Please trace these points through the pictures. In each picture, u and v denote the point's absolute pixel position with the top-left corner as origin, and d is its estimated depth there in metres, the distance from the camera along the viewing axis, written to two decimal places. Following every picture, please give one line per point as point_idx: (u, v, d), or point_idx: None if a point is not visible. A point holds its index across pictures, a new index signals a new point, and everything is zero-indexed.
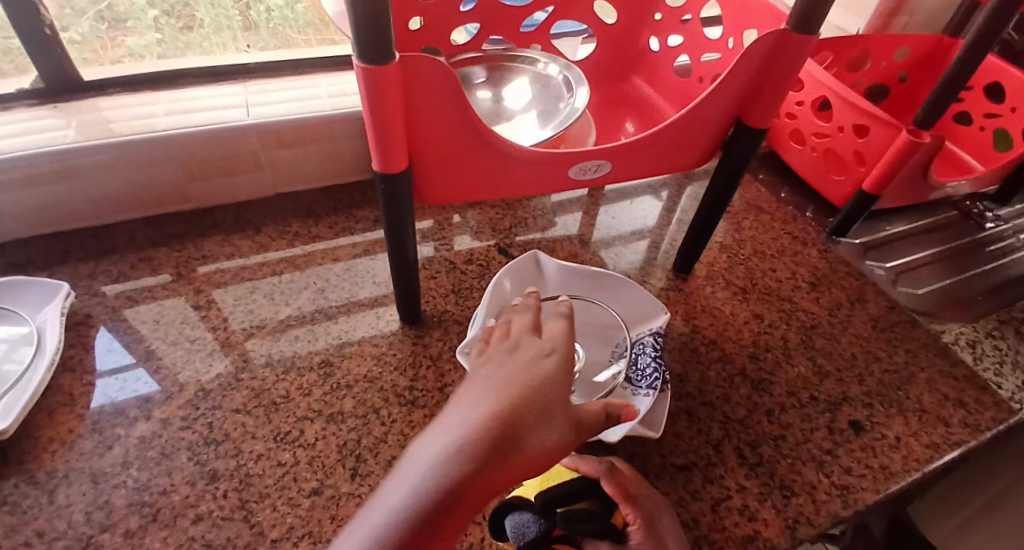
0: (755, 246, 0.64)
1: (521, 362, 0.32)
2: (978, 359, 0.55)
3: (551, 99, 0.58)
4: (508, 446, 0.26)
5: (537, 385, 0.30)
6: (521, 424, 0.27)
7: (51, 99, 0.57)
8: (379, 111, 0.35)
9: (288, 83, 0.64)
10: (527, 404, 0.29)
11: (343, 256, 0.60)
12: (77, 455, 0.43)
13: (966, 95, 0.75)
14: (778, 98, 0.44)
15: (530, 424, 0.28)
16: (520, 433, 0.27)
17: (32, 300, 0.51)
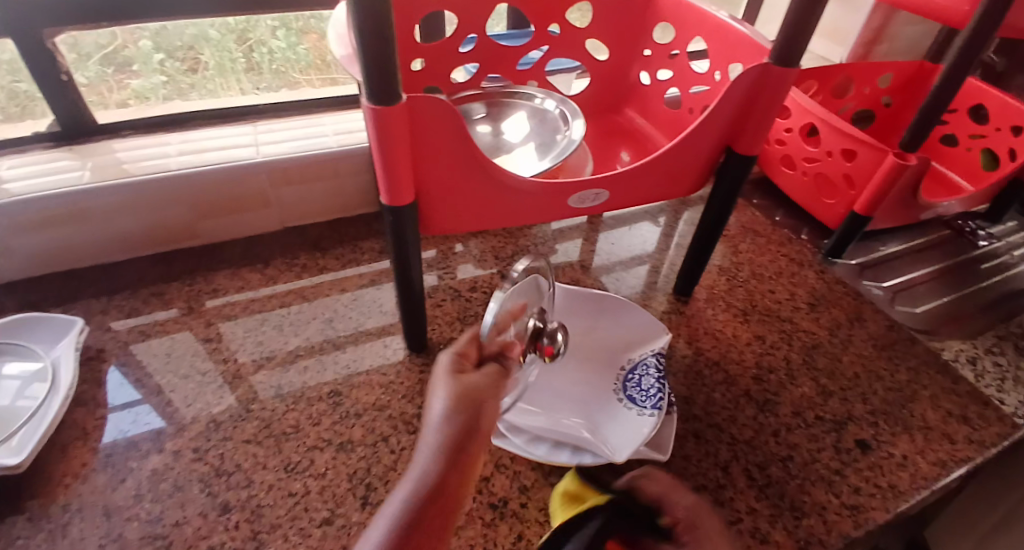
0: (754, 269, 0.65)
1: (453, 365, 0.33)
2: (979, 376, 0.55)
3: (548, 131, 0.60)
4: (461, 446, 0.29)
5: (473, 390, 0.32)
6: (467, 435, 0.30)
7: (67, 143, 0.60)
8: (387, 147, 0.37)
9: (294, 123, 0.67)
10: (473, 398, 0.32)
11: (350, 287, 0.62)
12: (91, 489, 0.43)
13: (950, 117, 0.77)
14: (766, 126, 0.46)
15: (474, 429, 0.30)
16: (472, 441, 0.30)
17: (47, 336, 0.52)
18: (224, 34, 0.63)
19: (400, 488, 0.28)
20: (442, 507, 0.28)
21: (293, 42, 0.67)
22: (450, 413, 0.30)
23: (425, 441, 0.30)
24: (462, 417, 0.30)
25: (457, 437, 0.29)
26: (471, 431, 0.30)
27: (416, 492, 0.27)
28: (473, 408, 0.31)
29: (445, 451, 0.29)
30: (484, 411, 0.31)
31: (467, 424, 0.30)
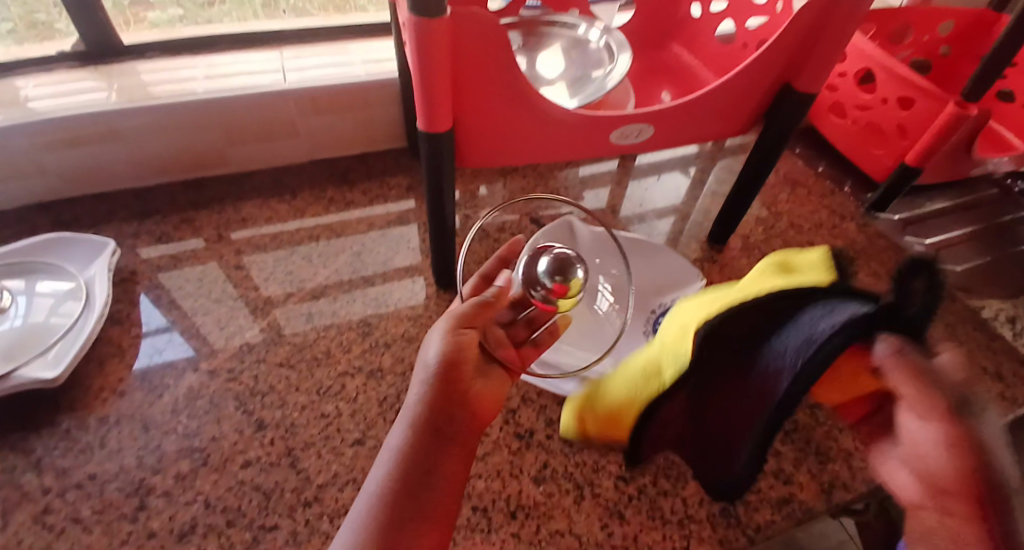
0: (791, 220, 0.64)
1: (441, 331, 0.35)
2: (1017, 335, 0.54)
3: (590, 64, 0.57)
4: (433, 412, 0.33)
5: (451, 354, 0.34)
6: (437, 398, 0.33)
7: (94, 63, 0.58)
8: (428, 65, 0.35)
9: (321, 51, 0.64)
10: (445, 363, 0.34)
11: (377, 222, 0.61)
12: (129, 403, 0.44)
13: (1010, 72, 0.72)
14: (828, 62, 0.43)
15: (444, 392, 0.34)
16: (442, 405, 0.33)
17: (80, 256, 0.52)
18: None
19: (401, 418, 0.33)
20: (439, 427, 0.33)
21: None
22: (442, 347, 0.34)
23: (418, 374, 0.35)
24: (450, 348, 0.34)
25: (440, 371, 0.34)
26: (458, 357, 0.34)
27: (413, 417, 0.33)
28: (462, 338, 0.35)
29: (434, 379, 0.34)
30: (455, 371, 0.34)
31: (455, 352, 0.34)
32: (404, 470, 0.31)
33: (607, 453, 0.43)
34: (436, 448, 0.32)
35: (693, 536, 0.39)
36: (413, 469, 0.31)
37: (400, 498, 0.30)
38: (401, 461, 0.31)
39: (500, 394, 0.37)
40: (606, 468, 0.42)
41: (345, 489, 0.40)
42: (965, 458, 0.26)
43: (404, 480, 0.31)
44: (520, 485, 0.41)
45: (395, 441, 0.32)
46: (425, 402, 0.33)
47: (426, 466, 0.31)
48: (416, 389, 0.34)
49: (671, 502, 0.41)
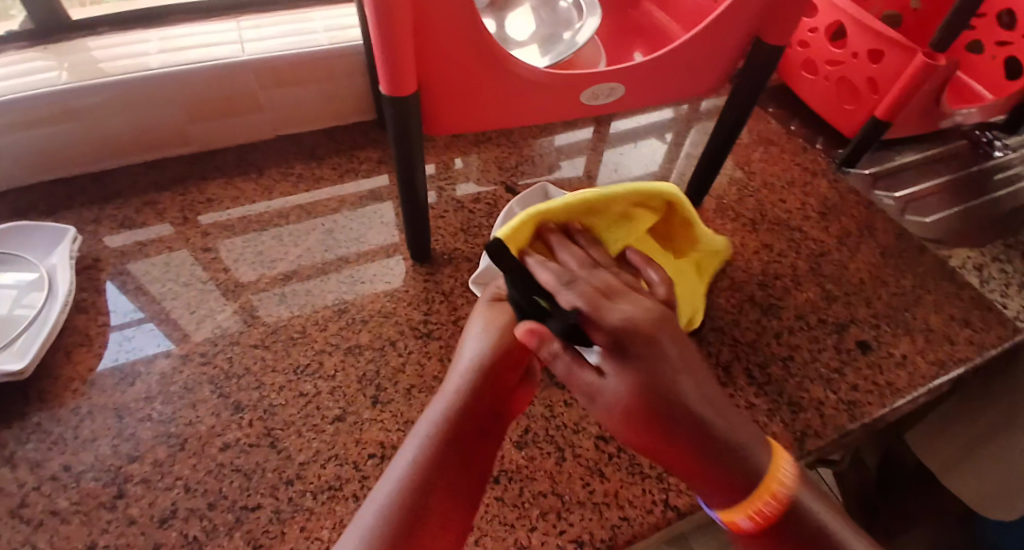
0: (765, 179, 0.64)
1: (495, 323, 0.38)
2: (984, 282, 0.55)
3: (560, 24, 0.56)
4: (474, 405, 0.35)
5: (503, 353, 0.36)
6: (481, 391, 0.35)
7: (42, 42, 0.55)
8: (387, 24, 0.33)
9: (280, 19, 0.61)
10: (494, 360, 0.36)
11: (349, 198, 0.59)
12: (100, 392, 0.43)
13: (977, 22, 0.71)
14: (800, 10, 0.42)
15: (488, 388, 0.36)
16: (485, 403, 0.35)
17: (38, 244, 0.50)
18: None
19: (444, 397, 0.35)
20: (481, 417, 0.34)
21: None
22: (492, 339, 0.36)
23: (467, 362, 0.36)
24: (504, 342, 0.36)
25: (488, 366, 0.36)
26: (508, 356, 0.36)
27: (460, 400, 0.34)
28: (514, 332, 0.37)
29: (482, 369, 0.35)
30: (504, 372, 0.36)
31: (507, 348, 0.36)
32: (440, 448, 0.32)
33: (586, 416, 0.43)
34: (469, 437, 0.34)
35: (673, 489, 0.40)
36: (448, 449, 0.32)
37: (432, 470, 0.32)
38: (441, 436, 0.33)
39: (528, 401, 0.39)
40: (586, 430, 0.43)
41: (327, 465, 0.40)
42: (652, 402, 0.29)
43: (438, 454, 0.32)
44: (501, 451, 0.41)
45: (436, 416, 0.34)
46: (472, 389, 0.35)
47: (460, 449, 0.33)
48: (461, 373, 0.36)
49: (650, 459, 0.41)
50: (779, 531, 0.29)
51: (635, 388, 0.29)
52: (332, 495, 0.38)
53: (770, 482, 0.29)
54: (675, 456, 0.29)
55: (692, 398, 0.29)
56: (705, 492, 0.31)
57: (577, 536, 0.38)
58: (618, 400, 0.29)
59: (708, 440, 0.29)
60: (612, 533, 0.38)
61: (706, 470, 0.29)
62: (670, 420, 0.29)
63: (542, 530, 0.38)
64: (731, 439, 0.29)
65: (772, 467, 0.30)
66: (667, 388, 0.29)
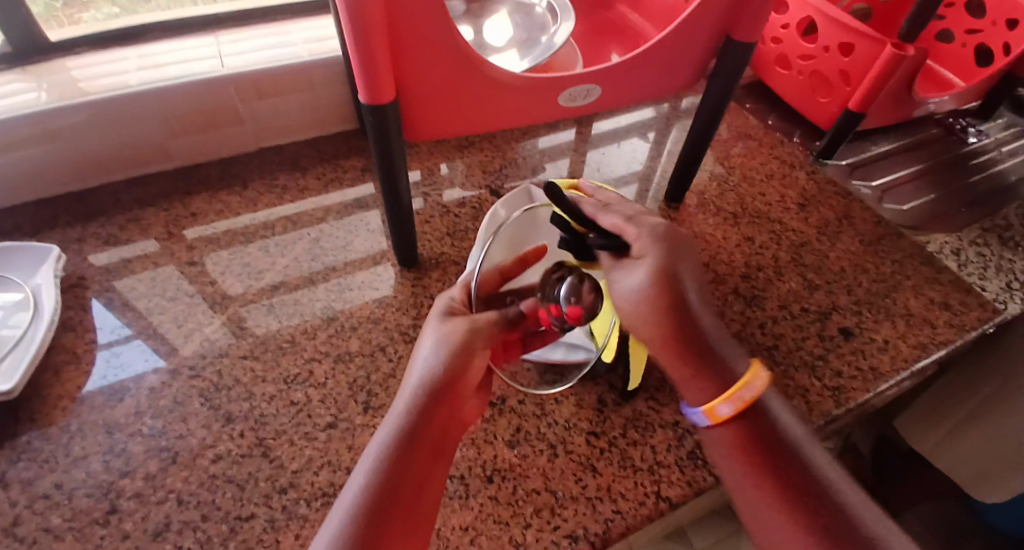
0: (744, 173, 0.65)
1: (445, 335, 0.36)
2: (962, 265, 0.56)
3: (536, 27, 0.56)
4: (427, 423, 0.33)
5: (455, 368, 0.35)
6: (433, 407, 0.34)
7: (21, 64, 0.55)
8: (362, 34, 0.34)
9: (260, 32, 0.62)
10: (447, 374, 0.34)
11: (335, 207, 0.60)
12: (88, 409, 0.43)
13: (946, 12, 0.73)
14: (766, 7, 0.43)
15: (441, 403, 0.34)
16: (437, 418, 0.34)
17: (22, 264, 0.50)
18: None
19: (390, 420, 0.33)
20: (433, 439, 0.33)
21: None
22: (444, 356, 0.35)
23: (414, 380, 0.34)
24: (455, 359, 0.35)
25: (440, 381, 0.34)
26: (460, 372, 0.35)
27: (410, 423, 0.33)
28: (466, 350, 0.35)
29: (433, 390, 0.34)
30: (457, 383, 0.35)
31: (457, 366, 0.35)
32: (390, 475, 0.31)
33: (576, 412, 0.44)
34: (425, 459, 0.33)
35: (664, 481, 0.40)
36: (397, 477, 0.31)
37: (382, 499, 0.30)
38: (390, 463, 0.31)
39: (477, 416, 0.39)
40: (577, 426, 0.43)
41: (320, 472, 0.40)
42: (666, 295, 0.34)
43: (389, 482, 0.31)
44: (494, 451, 0.41)
45: (384, 440, 0.32)
46: (420, 408, 0.33)
47: (412, 475, 0.32)
48: (410, 394, 0.34)
49: (641, 452, 0.42)
50: (746, 427, 0.32)
51: (662, 280, 0.34)
52: (326, 501, 0.39)
53: (742, 380, 0.32)
54: (670, 345, 0.34)
55: (695, 307, 0.34)
56: (688, 391, 0.34)
57: (571, 532, 0.38)
58: (646, 294, 0.34)
59: (695, 337, 0.34)
60: (606, 526, 0.38)
61: (691, 364, 0.34)
62: (680, 312, 0.34)
63: (536, 527, 0.38)
64: (720, 348, 0.34)
65: (744, 373, 0.33)
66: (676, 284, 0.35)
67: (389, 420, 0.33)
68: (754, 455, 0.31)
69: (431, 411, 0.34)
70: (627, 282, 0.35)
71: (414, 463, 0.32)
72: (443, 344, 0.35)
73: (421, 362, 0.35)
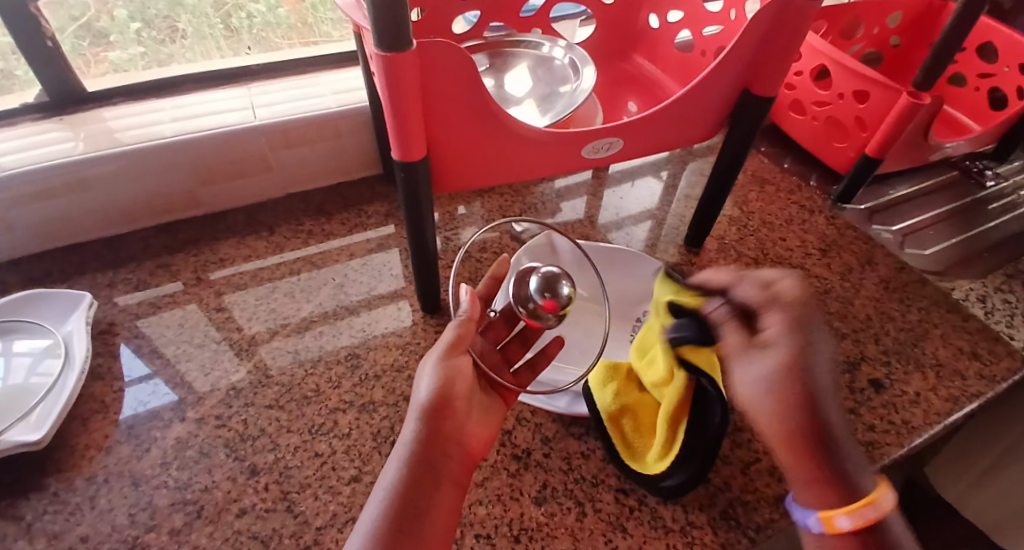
0: (763, 217, 0.65)
1: (430, 362, 0.37)
2: (989, 313, 0.56)
3: (556, 81, 0.58)
4: (435, 444, 0.34)
5: (444, 389, 0.36)
6: (437, 427, 0.35)
7: (58, 113, 0.57)
8: (397, 97, 0.35)
9: (289, 84, 0.64)
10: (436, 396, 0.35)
11: (358, 251, 0.60)
12: (115, 460, 0.43)
13: (959, 57, 0.74)
14: (786, 64, 0.45)
15: (442, 423, 0.35)
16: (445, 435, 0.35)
17: (55, 311, 0.51)
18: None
19: (398, 449, 0.34)
20: (439, 463, 0.34)
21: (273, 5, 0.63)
22: (435, 381, 0.36)
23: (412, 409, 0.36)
24: (443, 383, 0.36)
25: (435, 403, 0.35)
26: (449, 394, 0.36)
27: (412, 451, 0.34)
28: (455, 371, 0.37)
29: (427, 413, 0.35)
30: (450, 403, 0.36)
31: (447, 388, 0.36)
32: (399, 507, 0.32)
33: (604, 467, 0.43)
34: (435, 478, 0.33)
35: (697, 543, 0.39)
36: (410, 504, 0.32)
37: (397, 531, 0.31)
38: (400, 488, 0.32)
39: (492, 437, 0.39)
40: (605, 482, 0.42)
41: (345, 529, 0.39)
42: (796, 395, 0.30)
43: (398, 512, 0.32)
44: (521, 508, 0.41)
45: (392, 474, 0.33)
46: (423, 433, 0.34)
47: (422, 503, 0.32)
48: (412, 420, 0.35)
49: (672, 511, 0.41)
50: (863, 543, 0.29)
51: (805, 387, 0.30)
52: None
53: (866, 497, 0.29)
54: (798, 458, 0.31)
55: (823, 396, 0.30)
56: (800, 488, 0.31)
57: None
58: (779, 400, 0.31)
59: (826, 435, 0.30)
60: None
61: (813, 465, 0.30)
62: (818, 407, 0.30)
63: None
64: (839, 445, 0.30)
65: (871, 489, 0.30)
66: (817, 389, 0.30)
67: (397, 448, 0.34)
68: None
69: (436, 434, 0.34)
70: (746, 373, 0.32)
71: (421, 493, 0.32)
72: (430, 369, 0.36)
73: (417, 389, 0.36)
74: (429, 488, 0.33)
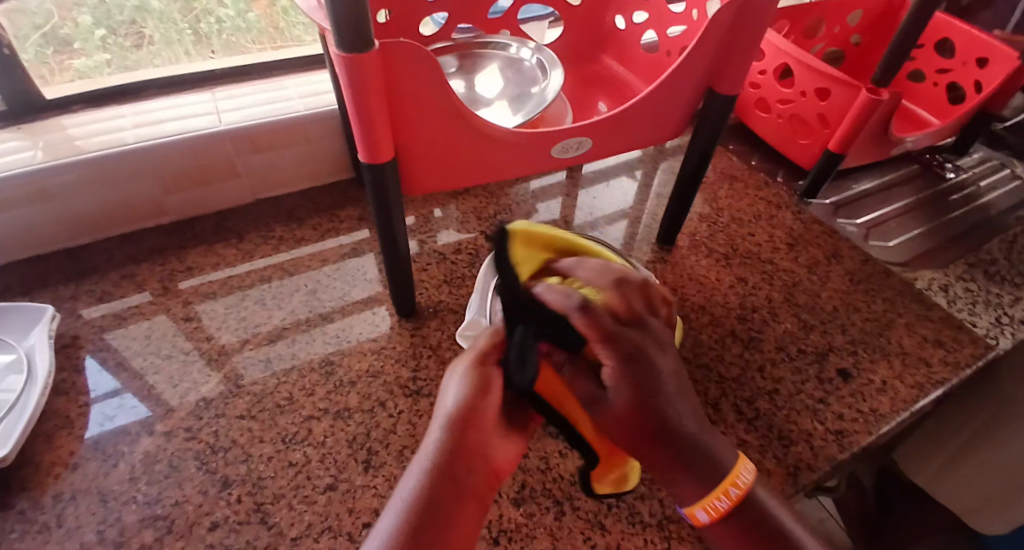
0: (733, 214, 0.66)
1: (463, 374, 0.35)
2: (951, 302, 0.58)
3: (526, 82, 0.58)
4: (461, 456, 0.32)
5: (475, 401, 0.34)
6: (464, 439, 0.32)
7: (15, 122, 0.55)
8: (361, 100, 0.35)
9: (256, 88, 0.63)
10: (465, 407, 0.33)
11: (331, 257, 0.60)
12: (81, 477, 0.42)
13: (918, 54, 0.76)
14: (748, 63, 0.45)
15: (470, 435, 0.33)
16: (472, 450, 0.32)
17: (15, 325, 0.49)
18: (167, 4, 0.59)
19: (418, 459, 0.32)
20: (463, 476, 0.31)
21: (242, 9, 0.62)
22: (464, 389, 0.34)
23: (437, 419, 0.34)
24: (473, 391, 0.34)
25: (464, 413, 0.33)
26: (481, 406, 0.34)
27: (435, 461, 0.31)
28: (486, 380, 0.35)
29: (455, 422, 0.33)
30: (482, 416, 0.34)
31: (478, 398, 0.34)
32: (418, 517, 0.29)
33: (581, 465, 0.44)
34: (458, 491, 0.31)
35: (674, 535, 0.40)
36: (429, 515, 0.29)
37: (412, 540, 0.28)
38: (421, 498, 0.30)
39: (514, 463, 0.36)
40: (583, 480, 0.43)
41: (320, 538, 0.39)
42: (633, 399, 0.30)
43: (417, 523, 0.29)
44: (500, 509, 0.41)
45: (412, 482, 0.30)
46: (448, 444, 0.32)
47: (443, 516, 0.29)
48: (438, 429, 0.33)
49: (649, 506, 0.41)
50: (737, 523, 0.31)
51: (633, 403, 0.30)
52: None
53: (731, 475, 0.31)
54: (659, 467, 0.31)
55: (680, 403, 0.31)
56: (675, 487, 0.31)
57: None
58: (614, 414, 0.31)
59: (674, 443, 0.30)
60: None
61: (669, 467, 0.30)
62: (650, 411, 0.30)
63: None
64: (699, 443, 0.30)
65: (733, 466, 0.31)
66: (656, 405, 0.30)
67: (418, 458, 0.32)
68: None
69: (462, 447, 0.32)
70: (602, 396, 0.31)
71: (441, 506, 0.30)
72: (460, 378, 0.35)
73: (445, 400, 0.34)
74: (452, 501, 0.30)
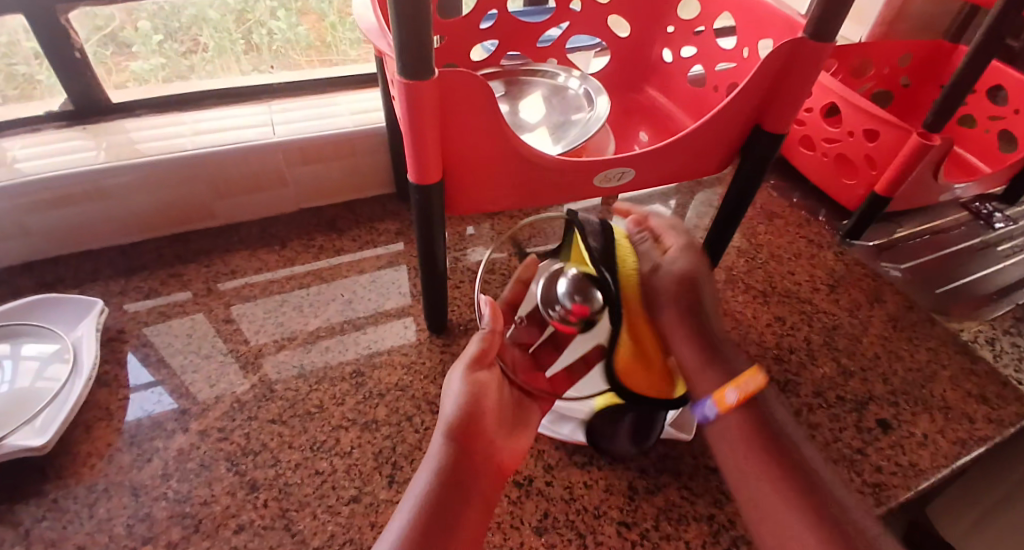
0: (771, 251, 0.65)
1: (462, 378, 0.37)
2: (997, 356, 0.55)
3: (570, 109, 0.59)
4: (469, 460, 0.34)
5: (474, 407, 0.35)
6: (467, 443, 0.34)
7: (79, 122, 0.58)
8: (415, 121, 0.35)
9: (308, 102, 0.66)
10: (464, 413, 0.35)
11: (368, 267, 0.61)
12: (116, 469, 0.43)
13: (970, 99, 0.74)
14: (797, 103, 0.45)
15: (472, 436, 0.34)
16: (478, 456, 0.34)
17: (66, 316, 0.52)
18: (223, 15, 0.61)
19: (422, 470, 0.33)
20: (465, 479, 0.33)
21: (293, 23, 0.65)
22: (463, 398, 0.35)
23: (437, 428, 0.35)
24: (471, 401, 0.35)
25: (465, 416, 0.35)
26: (477, 410, 0.35)
27: (439, 467, 0.33)
28: (480, 387, 0.36)
29: (455, 430, 0.34)
30: (483, 418, 0.35)
31: (475, 405, 0.35)
32: (426, 523, 0.30)
33: (606, 499, 0.43)
34: (459, 497, 0.32)
35: None
36: (434, 524, 0.30)
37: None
38: (427, 504, 0.31)
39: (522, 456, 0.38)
40: (608, 514, 0.42)
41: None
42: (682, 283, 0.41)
43: (425, 531, 0.30)
44: (521, 537, 0.40)
45: (415, 499, 0.32)
46: (449, 455, 0.33)
47: (449, 520, 0.31)
48: (441, 433, 0.34)
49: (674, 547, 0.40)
50: (751, 415, 0.35)
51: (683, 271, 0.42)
52: None
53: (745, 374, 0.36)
54: (675, 323, 0.40)
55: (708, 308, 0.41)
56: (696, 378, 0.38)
57: None
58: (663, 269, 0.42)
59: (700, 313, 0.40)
60: None
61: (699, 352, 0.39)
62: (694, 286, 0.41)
63: None
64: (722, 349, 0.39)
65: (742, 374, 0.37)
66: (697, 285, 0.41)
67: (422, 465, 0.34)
68: (754, 441, 0.33)
69: (468, 451, 0.34)
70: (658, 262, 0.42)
71: (451, 517, 0.31)
72: (458, 387, 0.36)
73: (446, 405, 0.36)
74: (458, 511, 0.32)
